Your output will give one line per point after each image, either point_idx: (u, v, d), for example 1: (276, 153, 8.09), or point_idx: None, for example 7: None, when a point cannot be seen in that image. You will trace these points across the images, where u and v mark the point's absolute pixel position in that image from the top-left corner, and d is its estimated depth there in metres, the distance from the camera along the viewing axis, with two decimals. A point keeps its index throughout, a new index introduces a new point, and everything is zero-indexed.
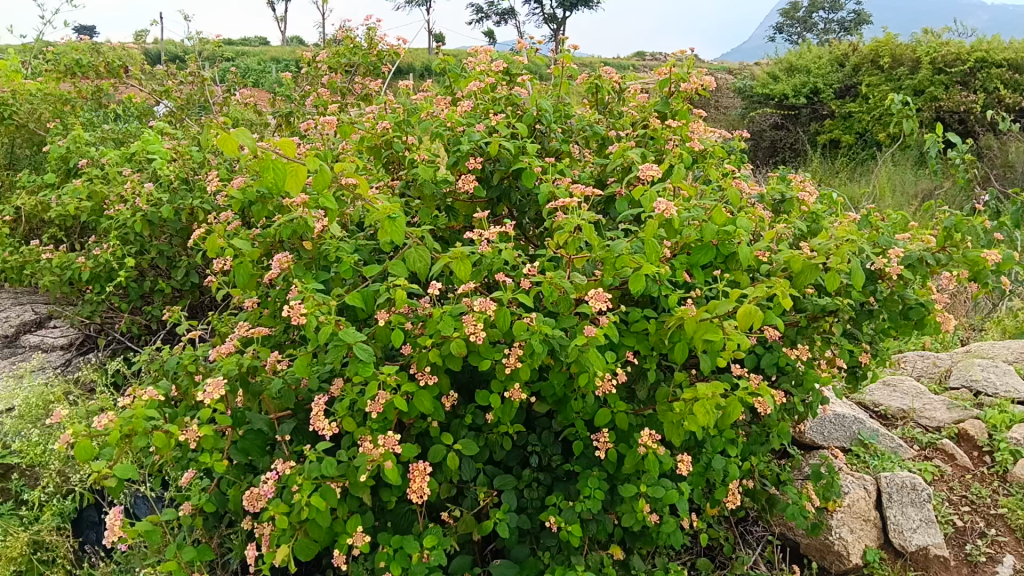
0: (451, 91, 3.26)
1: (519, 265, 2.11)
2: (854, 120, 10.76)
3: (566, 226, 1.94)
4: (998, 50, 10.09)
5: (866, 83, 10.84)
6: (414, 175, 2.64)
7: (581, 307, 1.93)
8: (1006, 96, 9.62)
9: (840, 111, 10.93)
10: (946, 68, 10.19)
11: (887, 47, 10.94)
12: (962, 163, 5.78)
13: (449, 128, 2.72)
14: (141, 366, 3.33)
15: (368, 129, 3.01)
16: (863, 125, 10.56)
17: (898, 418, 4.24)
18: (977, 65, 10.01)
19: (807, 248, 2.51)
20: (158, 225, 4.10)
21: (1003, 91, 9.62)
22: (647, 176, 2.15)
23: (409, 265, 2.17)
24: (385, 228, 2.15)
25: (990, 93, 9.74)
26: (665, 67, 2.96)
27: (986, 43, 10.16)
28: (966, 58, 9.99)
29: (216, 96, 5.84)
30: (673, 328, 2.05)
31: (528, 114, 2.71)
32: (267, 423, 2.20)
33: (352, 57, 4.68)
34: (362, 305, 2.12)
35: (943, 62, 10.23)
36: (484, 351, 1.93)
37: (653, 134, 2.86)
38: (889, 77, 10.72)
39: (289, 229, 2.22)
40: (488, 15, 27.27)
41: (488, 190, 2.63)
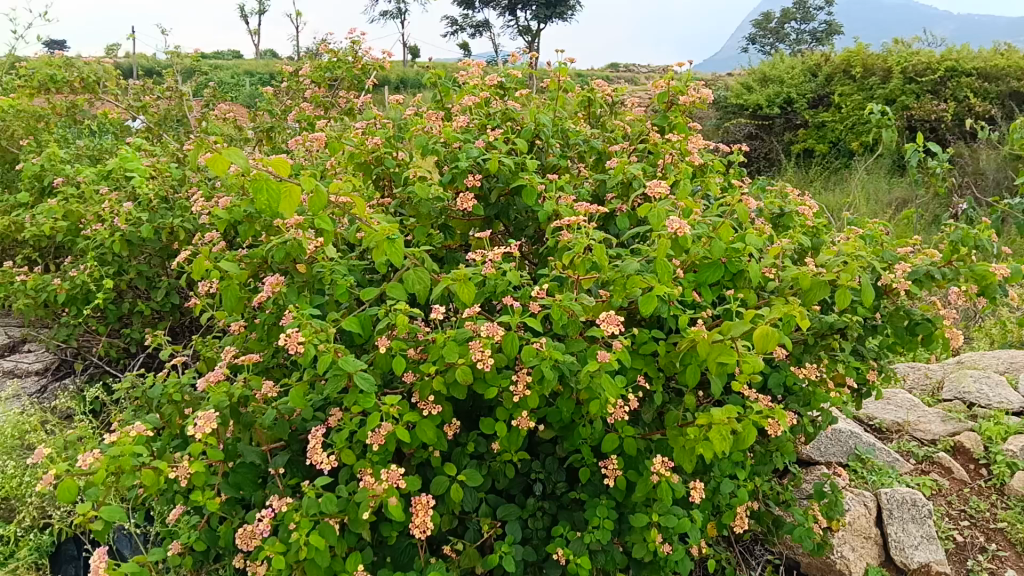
0: (442, 106, 3.18)
1: (524, 287, 2.03)
2: (828, 130, 10.81)
3: (576, 247, 1.87)
4: (968, 59, 10.16)
5: (839, 93, 10.87)
6: (408, 193, 2.56)
7: (591, 330, 1.86)
8: (976, 105, 9.67)
9: (814, 121, 10.98)
10: (917, 77, 10.25)
11: (859, 57, 10.98)
12: (943, 172, 5.78)
13: (446, 145, 2.64)
14: (121, 393, 3.21)
15: (357, 146, 2.92)
16: (837, 135, 10.59)
17: (893, 431, 4.19)
18: (947, 74, 10.04)
19: (813, 264, 2.45)
20: (137, 245, 3.98)
21: (972, 100, 9.67)
22: (657, 193, 2.08)
23: (408, 288, 2.08)
24: (383, 249, 2.06)
25: (961, 101, 9.80)
26: (662, 79, 2.90)
27: (955, 52, 10.23)
28: (937, 66, 10.04)
29: (195, 112, 5.73)
30: (684, 350, 1.98)
31: (526, 129, 2.63)
32: (259, 456, 2.09)
33: (335, 71, 4.59)
34: (360, 331, 2.03)
35: (914, 72, 10.30)
36: (490, 378, 1.84)
37: (652, 149, 2.79)
38: (862, 87, 10.77)
39: (283, 251, 2.10)
40: (462, 27, 27.29)
41: (484, 207, 2.55)
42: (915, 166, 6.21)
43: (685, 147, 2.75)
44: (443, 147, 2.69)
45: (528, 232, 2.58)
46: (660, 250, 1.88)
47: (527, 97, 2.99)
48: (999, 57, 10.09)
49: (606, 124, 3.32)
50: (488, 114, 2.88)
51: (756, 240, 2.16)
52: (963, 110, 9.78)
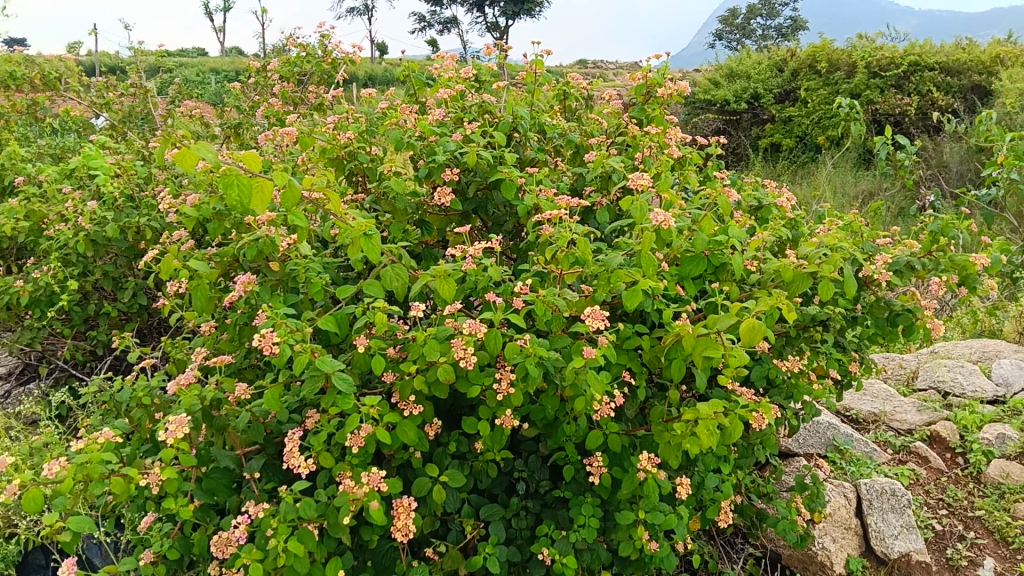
0: (416, 100, 3.12)
1: (506, 283, 1.98)
2: (794, 124, 10.88)
3: (559, 242, 1.83)
4: (930, 53, 10.25)
5: (805, 88, 10.87)
6: (384, 188, 2.50)
7: (576, 326, 1.82)
8: (939, 99, 9.77)
9: (780, 116, 11.05)
10: (881, 72, 10.34)
11: (824, 52, 11.05)
12: (911, 165, 5.82)
13: (421, 138, 2.59)
14: (89, 397, 3.12)
15: (329, 140, 2.86)
16: (804, 130, 10.65)
17: (870, 422, 4.21)
18: (910, 68, 10.13)
19: (794, 255, 2.43)
20: (102, 245, 3.87)
21: (935, 94, 9.77)
22: (639, 185, 2.05)
23: (386, 285, 2.03)
24: (360, 245, 2.00)
25: (924, 95, 9.90)
26: (639, 71, 2.86)
27: (918, 47, 10.32)
28: (901, 61, 10.13)
29: (160, 109, 5.60)
30: (669, 345, 1.94)
31: (504, 122, 2.58)
32: (234, 461, 2.03)
33: (304, 66, 4.50)
34: (337, 330, 1.97)
35: (878, 66, 10.38)
36: (472, 376, 1.80)
37: (631, 141, 2.75)
38: (827, 81, 10.84)
39: (255, 249, 2.04)
40: (430, 24, 27.13)
41: (462, 202, 2.50)
42: (883, 160, 6.25)
43: (663, 139, 2.72)
44: (418, 141, 2.64)
45: (506, 227, 2.54)
46: (644, 244, 1.84)
47: (503, 90, 2.95)
48: (961, 51, 10.21)
49: (582, 118, 3.28)
50: (463, 107, 2.83)
51: (739, 232, 2.13)
52: (927, 104, 9.88)
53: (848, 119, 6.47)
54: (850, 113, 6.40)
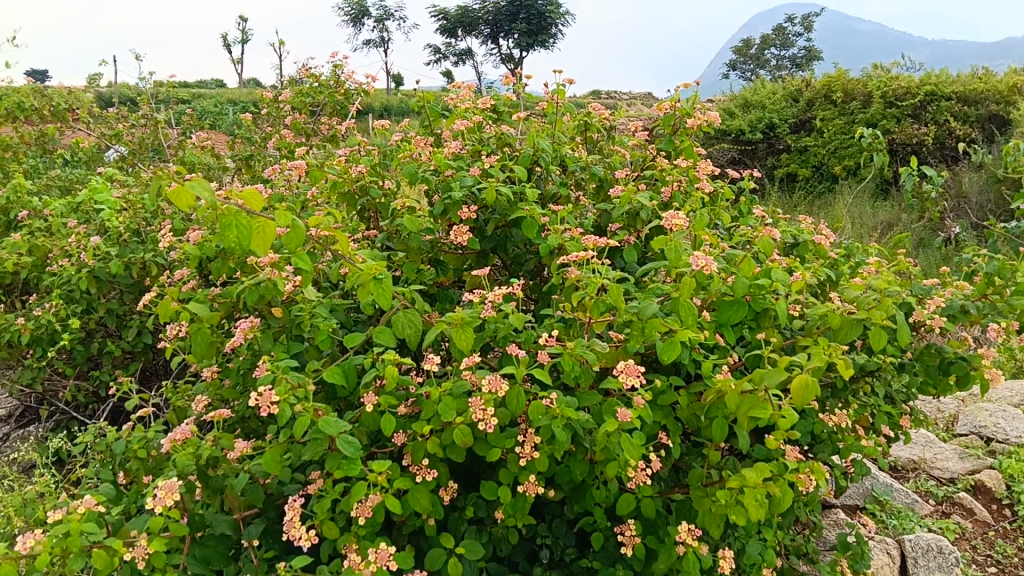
0: (431, 132, 2.98)
1: (529, 331, 1.81)
2: (810, 154, 10.70)
3: (587, 289, 1.65)
4: (948, 83, 10.03)
5: (821, 118, 10.66)
6: (397, 226, 2.35)
7: (607, 382, 1.64)
8: (957, 128, 9.56)
9: (796, 146, 10.88)
10: (897, 101, 10.10)
11: (839, 81, 10.86)
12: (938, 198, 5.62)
13: (437, 173, 2.44)
14: (87, 443, 2.96)
15: (341, 174, 2.71)
16: (820, 160, 10.46)
17: (908, 470, 3.99)
18: (927, 98, 9.91)
19: (838, 299, 2.25)
20: (106, 281, 3.73)
21: (953, 123, 9.56)
22: (676, 224, 1.87)
23: (397, 332, 1.86)
24: (370, 290, 1.83)
25: (941, 124, 9.67)
26: (665, 102, 2.71)
27: (936, 77, 10.10)
28: (917, 91, 9.91)
29: (171, 140, 5.51)
30: (710, 402, 1.77)
31: (524, 155, 2.43)
32: (231, 526, 1.85)
33: (316, 97, 4.37)
34: (344, 383, 1.80)
35: (894, 96, 10.14)
36: (493, 438, 1.62)
37: (659, 176, 2.59)
38: (842, 111, 10.62)
39: (255, 294, 1.87)
40: (445, 56, 27.26)
41: (480, 241, 2.34)
42: (908, 191, 6.03)
43: (694, 173, 2.55)
44: (433, 175, 2.48)
45: (527, 267, 2.37)
46: (682, 289, 1.66)
47: (523, 121, 2.79)
48: (978, 80, 9.99)
49: (605, 150, 3.13)
50: (481, 139, 2.68)
51: (783, 276, 1.96)
52: (945, 134, 9.68)
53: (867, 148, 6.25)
54: (872, 143, 6.20)
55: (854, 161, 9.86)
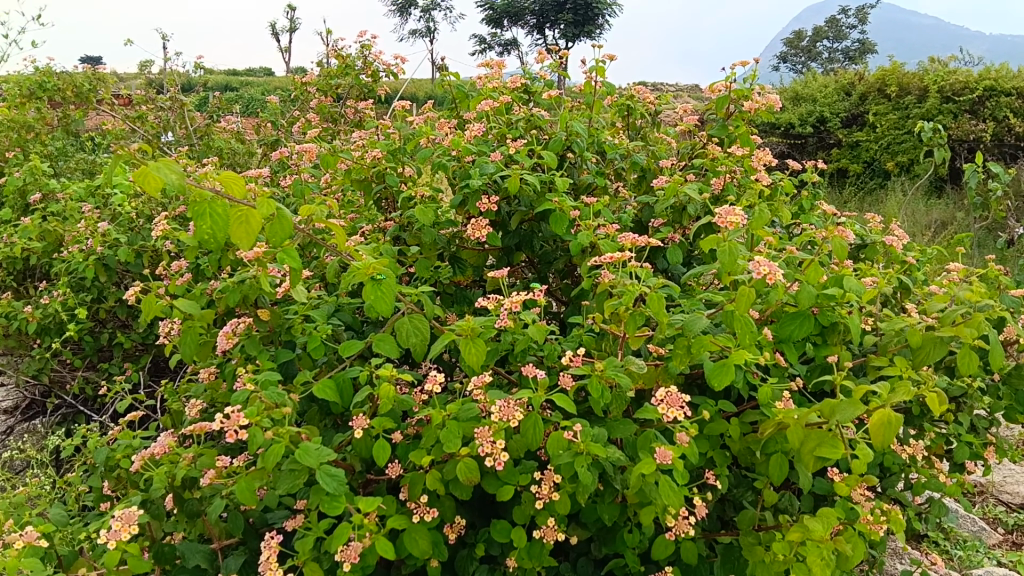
0: (457, 114, 2.71)
1: (553, 345, 1.53)
2: (861, 149, 10.18)
3: (621, 299, 1.35)
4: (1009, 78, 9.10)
5: (873, 112, 10.07)
6: (411, 217, 2.08)
7: (644, 411, 1.35)
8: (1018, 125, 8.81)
9: (848, 140, 10.38)
10: (954, 97, 9.25)
11: (894, 75, 10.12)
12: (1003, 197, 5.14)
13: (457, 159, 2.18)
14: (82, 444, 2.76)
15: (356, 159, 2.45)
16: (873, 156, 9.91)
17: (976, 493, 3.61)
18: (986, 93, 9.06)
19: (916, 313, 1.94)
20: (116, 269, 3.52)
21: (1014, 120, 8.75)
22: (731, 221, 1.56)
23: (401, 341, 1.61)
24: (368, 292, 1.55)
25: (1000, 121, 8.90)
26: (717, 83, 2.39)
27: (995, 71, 9.17)
28: (975, 86, 9.06)
29: (198, 124, 5.31)
30: (768, 434, 1.49)
31: (556, 139, 2.14)
32: (205, 559, 1.60)
33: (341, 79, 4.11)
34: (336, 400, 1.55)
35: (951, 91, 9.29)
36: (504, 475, 1.34)
37: (709, 165, 2.28)
38: (897, 107, 9.93)
39: (238, 294, 1.62)
40: (489, 46, 26.96)
41: (502, 236, 2.06)
42: (973, 190, 5.57)
43: (749, 164, 2.24)
44: (453, 161, 2.21)
45: (557, 266, 2.09)
46: (739, 302, 1.35)
47: (557, 102, 2.50)
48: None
49: (648, 138, 2.82)
50: (509, 122, 2.40)
51: (856, 285, 1.66)
52: (1004, 131, 8.89)
53: (925, 145, 5.71)
54: (933, 138, 5.69)
55: (910, 158, 9.30)
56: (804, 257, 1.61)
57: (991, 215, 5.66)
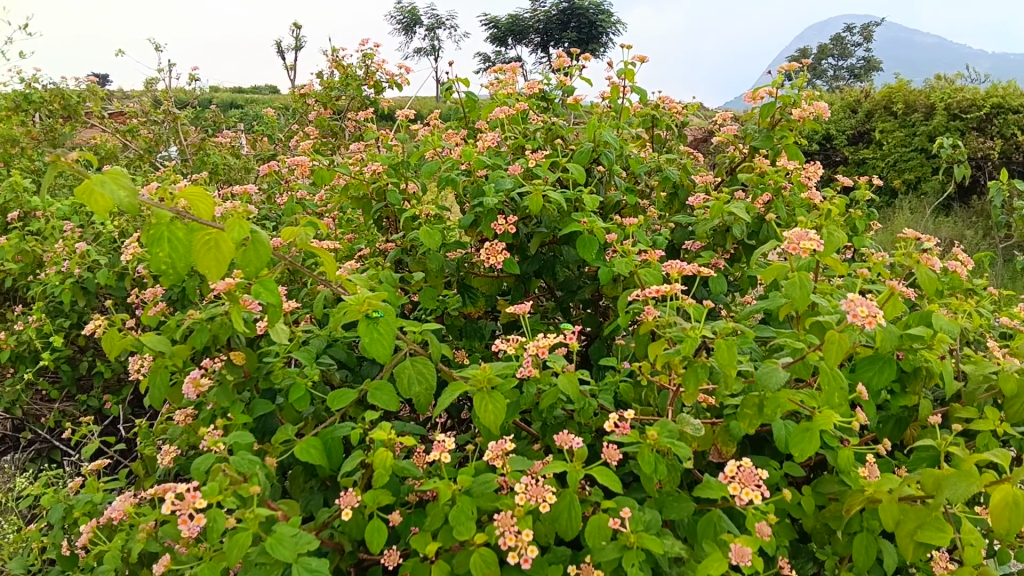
0: (467, 124, 2.43)
1: (588, 399, 1.26)
2: (869, 167, 9.09)
3: (680, 349, 1.07)
4: (1017, 95, 7.90)
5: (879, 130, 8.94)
6: (415, 239, 1.81)
7: (708, 490, 1.07)
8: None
9: (855, 158, 9.30)
10: (962, 114, 8.11)
11: (900, 92, 9.00)
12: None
13: (468, 173, 1.91)
14: (48, 488, 2.47)
15: (353, 174, 2.18)
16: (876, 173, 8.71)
17: None
18: (993, 110, 7.89)
19: (1004, 354, 1.65)
20: (95, 293, 3.24)
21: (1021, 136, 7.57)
22: (804, 247, 1.27)
23: (402, 390, 1.33)
24: (365, 331, 1.23)
25: (1008, 139, 7.79)
26: (761, 89, 2.12)
27: (1003, 88, 7.98)
28: (983, 102, 7.90)
29: (193, 138, 5.04)
30: (852, 510, 1.22)
31: (581, 151, 1.87)
32: None
33: (342, 91, 3.82)
34: (322, 463, 1.27)
35: (958, 108, 8.16)
36: (530, 569, 1.06)
37: (755, 180, 2.00)
38: (904, 124, 8.77)
39: (208, 334, 1.35)
40: (496, 64, 26.80)
41: (520, 261, 1.79)
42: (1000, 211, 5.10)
43: (799, 180, 1.96)
44: (463, 176, 1.95)
45: (581, 296, 1.81)
46: (828, 351, 1.09)
47: (579, 110, 2.23)
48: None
49: (676, 151, 2.55)
50: (526, 132, 2.13)
51: (948, 325, 1.39)
52: (1011, 149, 7.72)
53: (950, 161, 5.26)
54: (957, 154, 5.24)
55: (915, 176, 8.25)
56: (896, 288, 1.32)
57: (1018, 235, 5.23)
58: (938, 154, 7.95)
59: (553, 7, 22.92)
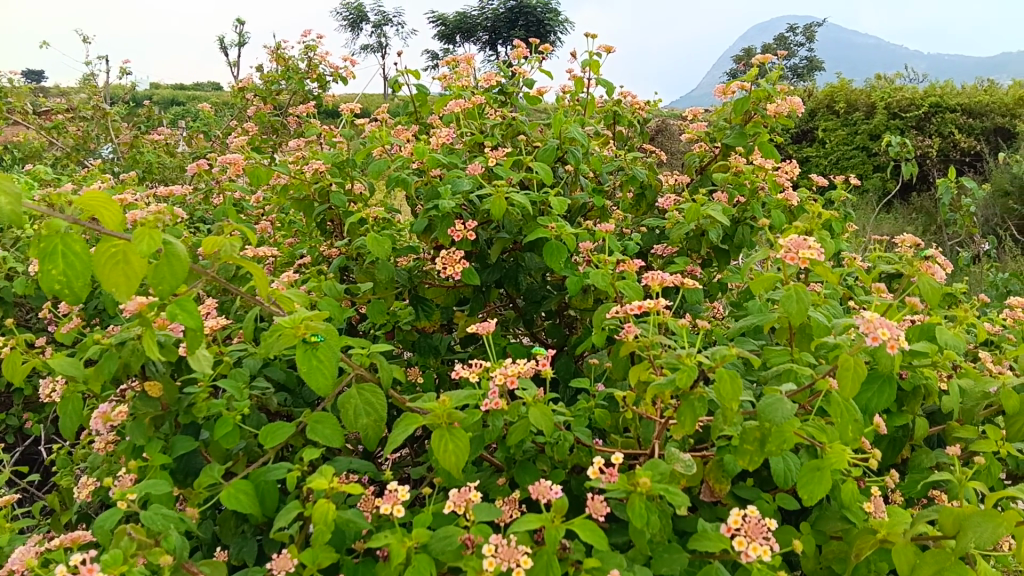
0: (417, 119, 2.25)
1: (562, 432, 1.10)
2: (811, 165, 8.84)
3: (675, 380, 0.91)
4: (953, 94, 7.88)
5: (822, 128, 8.65)
6: (362, 246, 1.64)
7: (706, 543, 0.91)
8: (963, 141, 7.46)
9: (797, 157, 9.03)
10: (901, 114, 7.99)
11: (842, 92, 8.65)
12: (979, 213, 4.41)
13: (422, 173, 1.74)
14: None
15: (294, 173, 1.99)
16: (821, 172, 8.59)
17: None
18: (931, 109, 7.82)
19: (999, 366, 1.53)
20: (12, 302, 2.96)
21: (958, 135, 7.47)
22: (802, 258, 1.13)
23: (347, 423, 1.16)
24: (303, 360, 1.06)
25: (945, 137, 7.67)
26: (732, 84, 1.99)
27: (940, 88, 7.96)
28: (922, 102, 7.81)
29: (125, 136, 4.74)
30: (859, 552, 1.08)
31: (544, 148, 1.71)
32: None
33: (283, 85, 3.59)
34: (253, 512, 1.09)
35: (897, 107, 8.06)
36: None
37: (731, 180, 1.87)
38: (845, 122, 8.47)
39: (119, 363, 1.16)
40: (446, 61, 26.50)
41: (480, 270, 1.63)
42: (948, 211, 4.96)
43: (775, 179, 1.83)
44: (416, 176, 1.77)
45: (546, 308, 1.65)
46: (843, 380, 0.94)
47: (540, 105, 2.07)
48: (983, 91, 7.93)
49: (640, 149, 2.40)
50: (483, 128, 1.96)
51: (953, 341, 1.26)
52: (948, 146, 7.59)
53: (899, 161, 5.16)
54: (902, 151, 5.11)
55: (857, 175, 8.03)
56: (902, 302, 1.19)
57: (964, 234, 5.15)
58: (877, 153, 7.86)
59: (500, 5, 22.74)
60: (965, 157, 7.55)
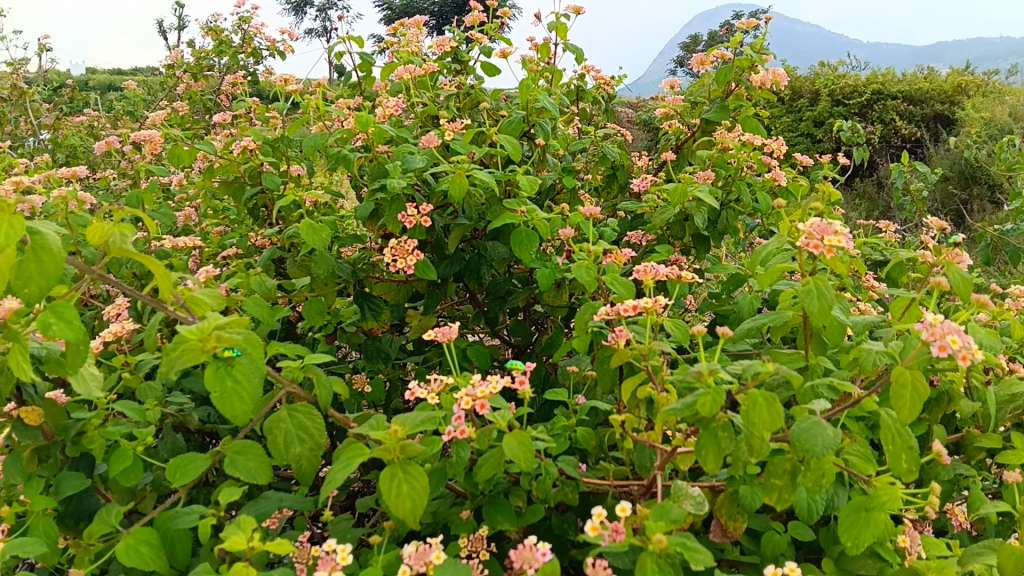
0: (353, 95, 2.00)
1: (541, 462, 0.89)
2: None
3: (693, 405, 0.71)
4: (896, 81, 7.84)
5: (770, 114, 8.55)
6: (297, 234, 1.41)
7: None
8: (903, 127, 7.34)
9: None
10: (845, 101, 7.89)
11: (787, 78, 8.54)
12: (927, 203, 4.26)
13: (367, 150, 1.52)
14: None
15: (220, 151, 1.74)
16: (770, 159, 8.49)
17: None
18: (874, 96, 7.76)
19: (1014, 366, 1.37)
20: None
21: (899, 121, 7.38)
22: (829, 245, 0.93)
23: (274, 456, 0.94)
24: (213, 382, 0.84)
25: (887, 124, 7.51)
26: (710, 54, 1.80)
27: (882, 75, 7.92)
28: (866, 88, 7.73)
29: (41, 118, 4.36)
30: None
31: (507, 122, 1.51)
32: None
33: (208, 62, 3.29)
34: (155, 571, 0.87)
35: (841, 94, 7.96)
36: None
37: (716, 158, 1.67)
38: (790, 109, 8.30)
39: None
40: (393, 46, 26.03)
41: (436, 261, 1.42)
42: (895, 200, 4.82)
43: (761, 158, 1.64)
44: (360, 153, 1.55)
45: (511, 304, 1.44)
46: (898, 400, 0.76)
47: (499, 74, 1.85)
48: (925, 78, 7.90)
49: (605, 128, 2.20)
50: (435, 100, 1.74)
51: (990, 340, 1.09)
52: (890, 133, 7.53)
53: (846, 146, 5.06)
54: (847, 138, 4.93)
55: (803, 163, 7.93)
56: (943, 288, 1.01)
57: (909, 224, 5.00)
58: (823, 139, 7.76)
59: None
60: (906, 143, 7.47)
